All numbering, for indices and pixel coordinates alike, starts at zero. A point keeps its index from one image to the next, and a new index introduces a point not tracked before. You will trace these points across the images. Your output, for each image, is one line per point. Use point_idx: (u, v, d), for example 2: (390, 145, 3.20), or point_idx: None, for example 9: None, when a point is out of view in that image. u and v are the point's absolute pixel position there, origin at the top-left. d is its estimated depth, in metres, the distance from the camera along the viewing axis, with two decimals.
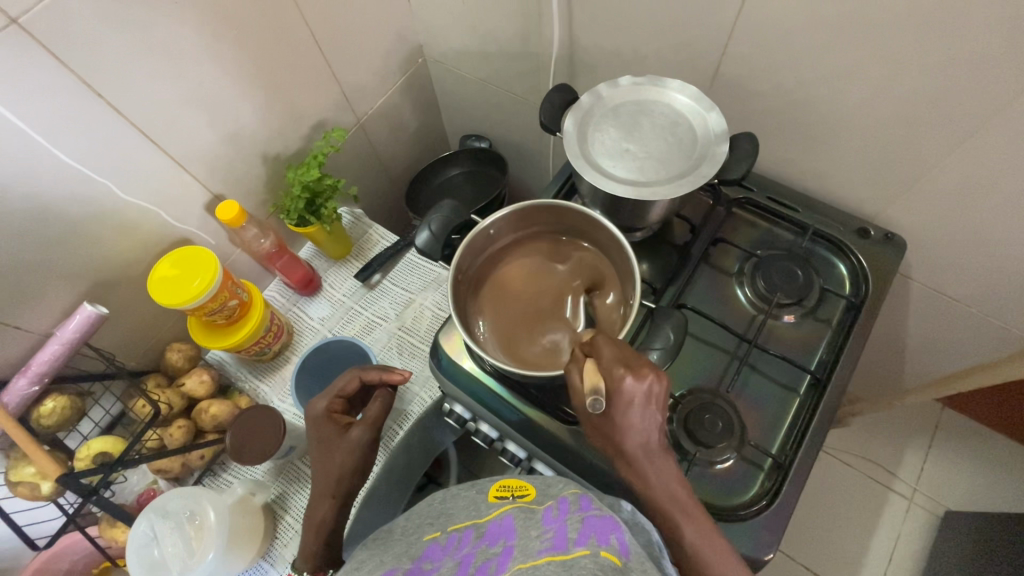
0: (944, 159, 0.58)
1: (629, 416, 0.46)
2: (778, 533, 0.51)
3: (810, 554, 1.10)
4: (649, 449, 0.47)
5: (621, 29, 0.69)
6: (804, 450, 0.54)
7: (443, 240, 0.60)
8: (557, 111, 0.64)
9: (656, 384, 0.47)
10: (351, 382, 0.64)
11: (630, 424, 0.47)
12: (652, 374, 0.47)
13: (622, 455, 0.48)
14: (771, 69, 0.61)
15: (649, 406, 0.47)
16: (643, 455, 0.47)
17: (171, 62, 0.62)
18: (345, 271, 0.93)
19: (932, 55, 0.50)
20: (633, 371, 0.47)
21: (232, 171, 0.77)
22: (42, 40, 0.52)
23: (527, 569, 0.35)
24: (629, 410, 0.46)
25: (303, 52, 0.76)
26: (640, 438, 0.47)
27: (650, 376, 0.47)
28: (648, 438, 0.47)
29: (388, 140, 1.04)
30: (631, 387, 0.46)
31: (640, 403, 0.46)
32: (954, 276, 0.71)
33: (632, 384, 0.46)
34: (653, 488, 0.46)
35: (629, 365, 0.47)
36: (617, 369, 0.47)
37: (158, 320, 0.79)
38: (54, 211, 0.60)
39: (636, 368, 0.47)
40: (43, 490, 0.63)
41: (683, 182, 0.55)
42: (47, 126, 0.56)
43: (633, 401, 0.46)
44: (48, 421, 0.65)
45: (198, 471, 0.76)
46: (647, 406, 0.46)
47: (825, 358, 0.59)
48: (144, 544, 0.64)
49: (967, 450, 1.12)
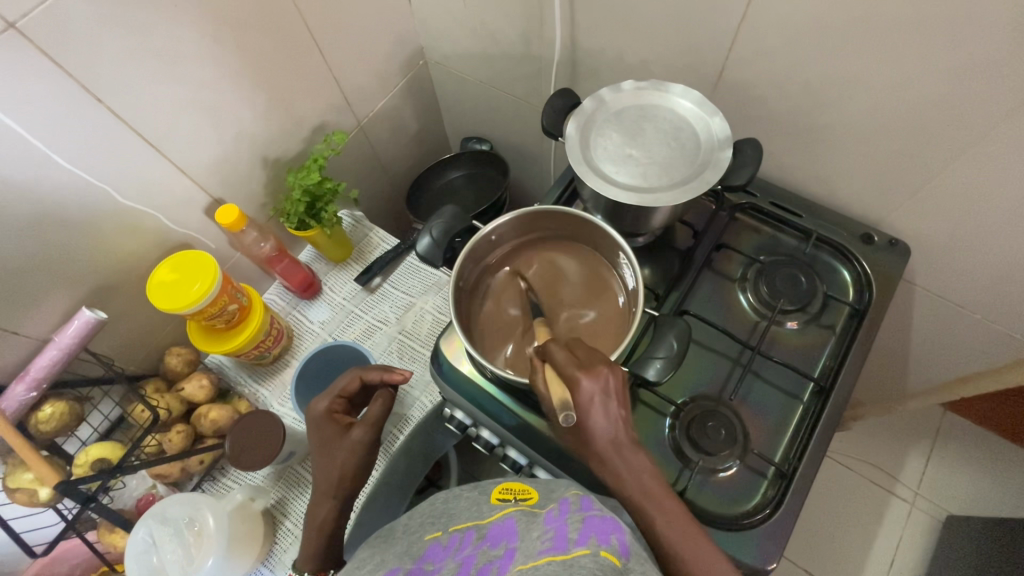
0: (949, 166, 0.58)
1: (593, 418, 0.46)
2: (780, 542, 0.51)
3: (811, 558, 1.09)
4: (618, 443, 0.47)
5: (624, 33, 0.68)
6: (808, 459, 0.54)
7: (444, 245, 0.59)
8: (559, 116, 0.63)
9: (610, 379, 0.47)
10: (351, 382, 0.63)
11: (596, 425, 0.46)
12: (606, 370, 0.47)
13: (596, 457, 0.47)
14: (775, 74, 0.60)
15: (610, 401, 0.46)
16: (615, 451, 0.47)
17: (170, 65, 0.62)
18: (345, 275, 0.92)
19: (939, 61, 0.50)
20: (587, 370, 0.47)
21: (232, 175, 0.77)
22: (41, 45, 0.51)
23: (528, 570, 0.35)
24: (592, 410, 0.46)
25: (304, 55, 0.76)
26: (606, 435, 0.46)
27: (604, 372, 0.47)
28: (615, 434, 0.47)
29: (388, 143, 1.04)
30: (588, 388, 0.46)
31: (601, 401, 0.46)
32: (959, 282, 0.70)
33: (588, 383, 0.46)
34: (628, 484, 0.46)
35: (583, 365, 0.47)
36: (572, 372, 0.47)
37: (157, 325, 0.78)
38: (52, 216, 0.60)
39: (590, 368, 0.47)
40: (42, 497, 0.63)
41: (686, 189, 0.55)
42: (46, 131, 0.55)
43: (593, 402, 0.46)
44: (47, 427, 0.64)
45: (197, 476, 0.75)
46: (607, 403, 0.46)
47: (829, 366, 0.59)
48: (143, 550, 0.63)
49: (969, 454, 1.12)
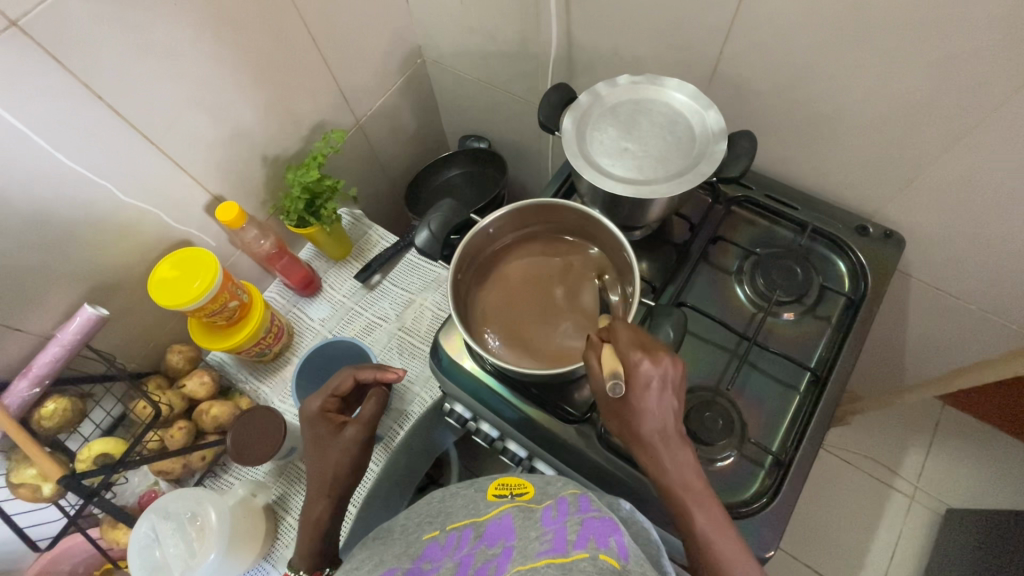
0: (942, 155, 0.58)
1: (645, 401, 0.46)
2: (778, 531, 0.51)
3: (811, 553, 1.10)
4: (664, 434, 0.47)
5: (619, 28, 0.69)
6: (805, 447, 0.54)
7: (443, 239, 0.60)
8: (556, 111, 0.64)
9: (671, 369, 0.47)
10: (344, 381, 0.64)
11: (647, 409, 0.46)
12: (667, 359, 0.47)
13: (639, 442, 0.47)
14: (768, 67, 0.61)
15: (665, 390, 0.47)
16: (661, 441, 0.47)
17: (170, 63, 0.62)
18: (345, 272, 0.93)
19: (929, 52, 0.51)
20: (649, 355, 0.47)
21: (232, 172, 0.77)
22: (42, 42, 0.52)
23: (527, 571, 0.35)
24: (646, 394, 0.46)
25: (302, 53, 0.77)
26: (656, 424, 0.47)
27: (665, 360, 0.47)
28: (665, 423, 0.47)
29: (387, 141, 1.04)
30: (647, 372, 0.46)
31: (657, 388, 0.46)
32: (953, 272, 0.71)
33: (649, 366, 0.46)
34: (669, 476, 0.46)
35: (645, 349, 0.47)
36: (632, 353, 0.47)
37: (158, 322, 0.79)
38: (54, 213, 0.61)
39: (652, 353, 0.47)
40: (45, 492, 0.63)
41: (682, 180, 0.55)
42: (47, 128, 0.56)
43: (650, 386, 0.46)
44: (50, 423, 0.65)
45: (199, 472, 0.76)
46: (663, 390, 0.47)
47: (825, 356, 0.59)
48: (146, 544, 0.63)
49: (967, 447, 1.12)
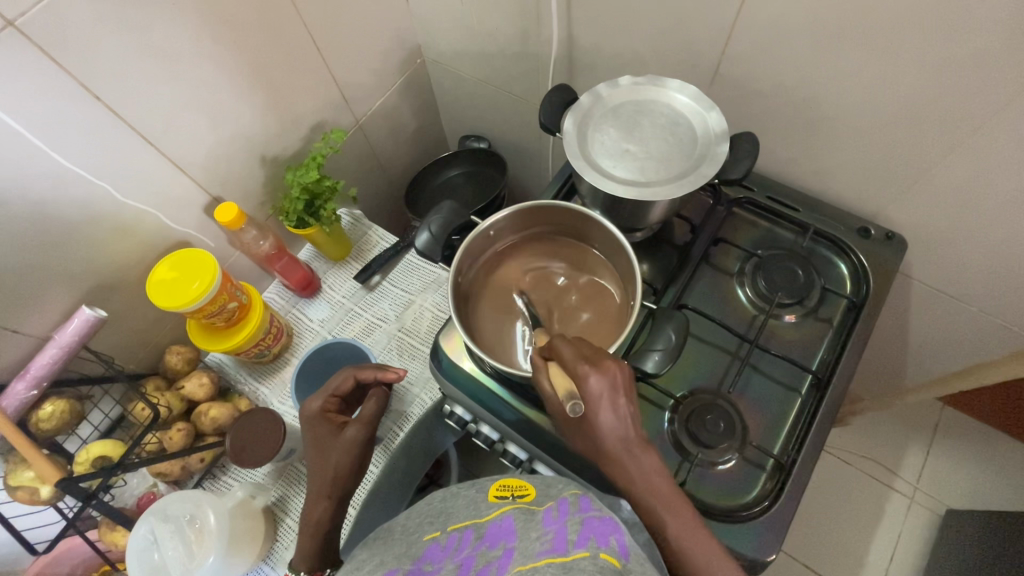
0: (945, 158, 0.58)
1: (601, 414, 0.46)
2: (779, 534, 0.51)
3: (811, 554, 1.09)
4: (627, 442, 0.47)
5: (620, 29, 0.69)
6: (806, 450, 0.54)
7: (443, 241, 0.60)
8: (557, 112, 0.63)
9: (618, 374, 0.47)
10: (346, 381, 0.64)
11: (604, 421, 0.46)
12: (613, 366, 0.47)
13: (606, 456, 0.47)
14: (770, 68, 0.61)
15: (617, 398, 0.46)
16: (624, 450, 0.47)
17: (169, 63, 0.62)
18: (344, 273, 0.93)
19: (932, 55, 0.50)
20: (594, 365, 0.47)
21: (232, 173, 0.77)
22: (39, 43, 0.51)
23: (527, 572, 0.35)
24: (599, 407, 0.46)
25: (301, 53, 0.76)
26: (615, 433, 0.47)
27: (611, 368, 0.47)
28: (625, 431, 0.47)
29: (387, 141, 1.04)
30: (596, 383, 0.46)
31: (608, 398, 0.46)
32: (955, 274, 0.70)
33: (596, 378, 0.46)
34: (638, 484, 0.46)
35: (590, 360, 0.47)
36: (579, 366, 0.47)
37: (157, 323, 0.78)
38: (52, 214, 0.60)
39: (598, 363, 0.47)
40: (43, 494, 0.63)
41: (684, 182, 0.55)
42: (45, 129, 0.55)
43: (601, 398, 0.46)
44: (48, 425, 0.65)
45: (198, 474, 0.75)
46: (614, 400, 0.46)
47: (827, 358, 0.59)
48: (144, 548, 0.63)
49: (967, 448, 1.12)
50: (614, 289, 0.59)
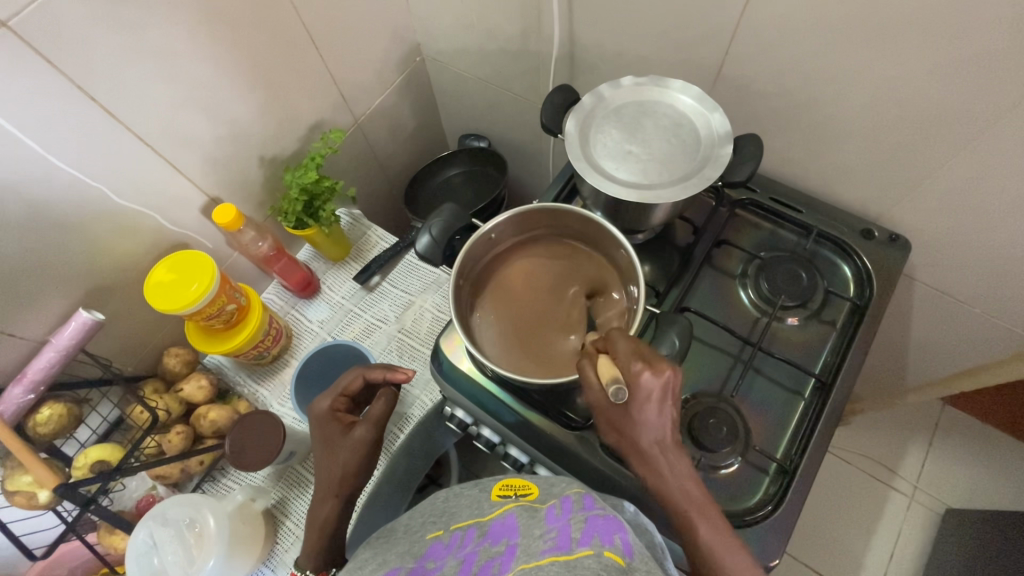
0: (950, 159, 0.57)
1: (645, 413, 0.46)
2: (782, 539, 0.51)
3: (811, 552, 1.10)
4: (664, 445, 0.46)
5: (623, 29, 0.68)
6: (810, 454, 0.54)
7: (444, 244, 0.59)
8: (558, 113, 0.63)
9: (672, 380, 0.46)
10: (354, 381, 0.63)
11: (646, 419, 0.46)
12: (669, 370, 0.46)
13: (637, 451, 0.47)
14: (774, 69, 0.60)
15: (664, 402, 0.46)
16: (660, 452, 0.46)
17: (165, 63, 0.61)
18: (344, 273, 0.92)
19: (937, 57, 0.50)
20: (650, 365, 0.46)
21: (229, 173, 0.76)
22: (33, 43, 0.51)
23: (531, 570, 0.34)
24: (646, 406, 0.46)
25: (299, 52, 0.75)
26: (654, 434, 0.46)
27: (667, 371, 0.46)
28: (664, 434, 0.46)
29: (386, 140, 1.03)
30: (647, 383, 0.46)
31: (657, 400, 0.46)
32: (958, 276, 0.70)
33: (649, 378, 0.46)
34: (669, 487, 0.46)
35: (645, 359, 0.47)
36: (633, 364, 0.46)
37: (155, 325, 0.78)
38: (48, 217, 0.59)
39: (654, 364, 0.46)
40: (41, 499, 0.63)
41: (687, 184, 0.54)
42: (40, 131, 0.55)
43: (650, 398, 0.46)
44: (45, 429, 0.64)
45: (198, 477, 0.75)
46: (663, 402, 0.46)
47: (830, 361, 0.59)
48: (144, 552, 0.63)
49: (967, 447, 1.13)
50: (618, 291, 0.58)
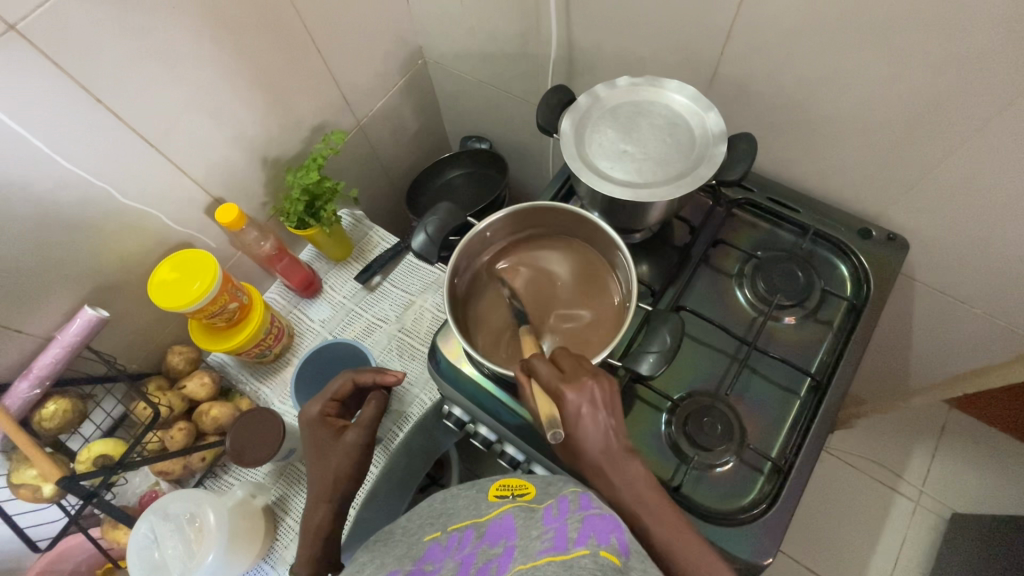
0: (950, 156, 0.57)
1: (582, 428, 0.46)
2: (777, 539, 0.50)
3: (815, 557, 1.09)
4: (611, 453, 0.47)
5: (619, 30, 0.69)
6: (804, 454, 0.53)
7: (440, 242, 0.60)
8: (554, 113, 0.64)
9: (597, 389, 0.47)
10: (344, 385, 0.64)
11: (585, 435, 0.46)
12: (591, 381, 0.47)
13: (592, 470, 0.47)
14: (769, 69, 0.60)
15: (597, 412, 0.47)
16: (607, 460, 0.46)
17: (170, 66, 0.63)
18: (345, 273, 0.93)
19: (930, 57, 0.50)
20: (571, 383, 0.47)
21: (232, 174, 0.77)
22: (40, 45, 0.52)
23: (528, 570, 0.35)
24: (581, 423, 0.46)
25: (302, 55, 0.77)
26: (598, 446, 0.46)
27: (589, 383, 0.47)
28: (607, 443, 0.47)
29: (388, 142, 1.04)
30: (575, 401, 0.46)
31: (588, 413, 0.46)
32: (959, 276, 0.70)
33: (575, 397, 0.46)
34: (623, 494, 0.45)
35: (567, 378, 0.47)
36: (556, 386, 0.47)
37: (159, 324, 0.79)
38: (55, 217, 0.61)
39: (575, 381, 0.47)
40: (45, 493, 0.64)
41: (680, 183, 0.55)
42: (48, 132, 0.56)
43: (581, 414, 0.46)
44: (51, 424, 0.66)
45: (199, 473, 0.76)
46: (596, 413, 0.46)
47: (826, 361, 0.59)
48: (145, 546, 0.64)
49: (974, 450, 1.11)
50: (613, 278, 0.59)
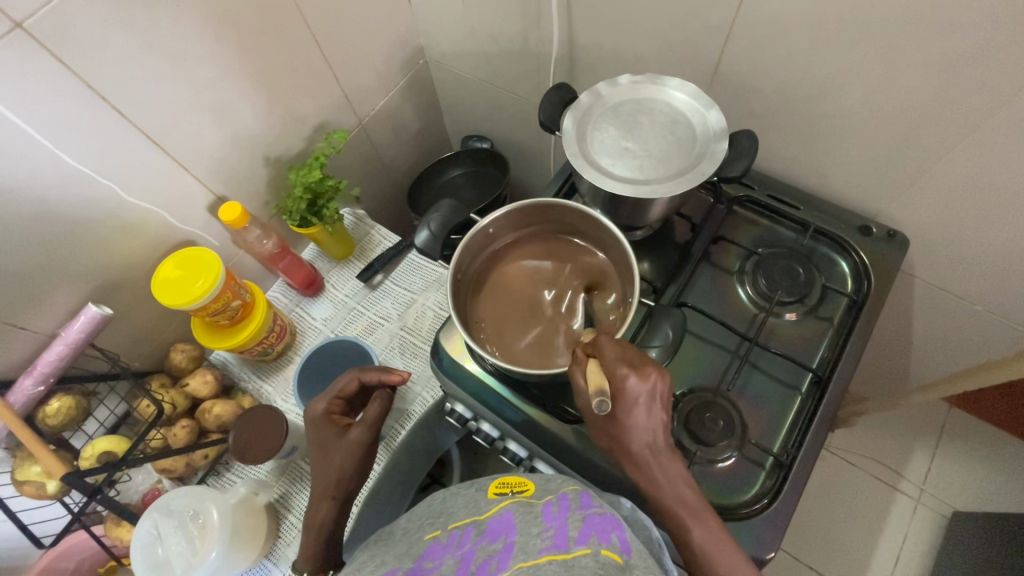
0: (949, 153, 0.57)
1: (635, 416, 0.47)
2: (778, 532, 0.51)
3: (815, 555, 1.09)
4: (656, 449, 0.47)
5: (620, 29, 0.69)
6: (806, 449, 0.54)
7: (443, 238, 0.60)
8: (556, 110, 0.64)
9: (659, 383, 0.47)
10: (350, 383, 0.63)
11: (636, 423, 0.47)
12: (655, 373, 0.47)
13: (630, 458, 0.48)
14: (769, 67, 0.61)
15: (653, 404, 0.47)
16: (651, 456, 0.47)
17: (173, 65, 0.63)
18: (348, 271, 0.93)
19: (927, 55, 0.51)
20: (635, 369, 0.47)
21: (235, 172, 0.78)
22: (45, 43, 0.52)
23: (529, 568, 0.35)
24: (634, 410, 0.47)
25: (305, 55, 0.77)
26: (645, 438, 0.47)
27: (653, 374, 0.47)
28: (654, 438, 0.47)
29: (390, 141, 1.04)
30: (635, 386, 0.46)
31: (646, 403, 0.47)
32: (959, 273, 0.70)
33: (636, 382, 0.47)
34: (663, 490, 0.46)
35: (631, 364, 0.48)
36: (619, 368, 0.47)
37: (163, 322, 0.79)
38: (59, 214, 0.61)
39: (639, 368, 0.47)
40: (48, 489, 0.64)
41: (682, 180, 0.55)
42: (52, 129, 0.56)
43: (638, 402, 0.47)
44: (54, 421, 0.66)
45: (202, 471, 0.76)
46: (652, 405, 0.47)
47: (827, 357, 0.59)
48: (148, 543, 0.64)
49: (973, 449, 1.12)
50: (610, 273, 0.60)
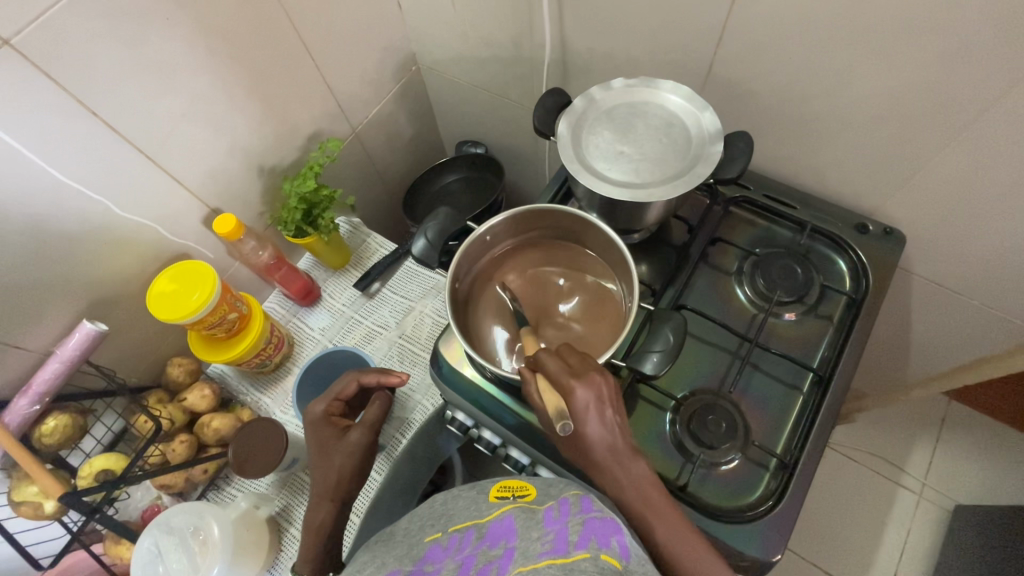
0: (944, 149, 0.58)
1: (589, 424, 0.47)
2: (784, 534, 0.50)
3: (821, 553, 1.09)
4: (615, 449, 0.47)
5: (613, 32, 0.69)
6: (809, 449, 0.54)
7: (440, 247, 0.60)
8: (551, 115, 0.64)
9: (604, 386, 0.47)
10: (349, 385, 0.63)
11: (593, 432, 0.47)
12: (598, 376, 0.48)
13: (595, 466, 0.47)
14: (763, 68, 0.61)
15: (603, 407, 0.47)
16: (612, 459, 0.47)
17: (164, 78, 0.62)
18: (344, 280, 0.93)
19: (920, 52, 0.51)
20: (581, 378, 0.47)
21: (229, 184, 0.77)
22: (36, 61, 0.52)
23: (528, 573, 0.34)
24: (587, 420, 0.47)
25: (297, 65, 0.77)
26: (604, 443, 0.47)
27: (598, 379, 0.47)
28: (613, 440, 0.47)
29: (383, 149, 1.04)
30: (583, 395, 0.46)
31: (596, 409, 0.47)
32: (956, 268, 0.70)
33: (583, 391, 0.47)
34: (629, 494, 0.46)
35: (575, 373, 0.48)
36: (564, 380, 0.47)
37: (158, 336, 0.79)
38: (51, 231, 0.61)
39: (584, 376, 0.47)
40: (46, 509, 0.63)
41: (678, 182, 0.55)
42: (42, 145, 0.56)
43: (589, 410, 0.47)
44: (50, 440, 0.65)
45: (202, 486, 0.75)
46: (602, 410, 0.47)
47: (828, 356, 0.59)
48: (149, 561, 0.63)
49: (973, 442, 1.12)
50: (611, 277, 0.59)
